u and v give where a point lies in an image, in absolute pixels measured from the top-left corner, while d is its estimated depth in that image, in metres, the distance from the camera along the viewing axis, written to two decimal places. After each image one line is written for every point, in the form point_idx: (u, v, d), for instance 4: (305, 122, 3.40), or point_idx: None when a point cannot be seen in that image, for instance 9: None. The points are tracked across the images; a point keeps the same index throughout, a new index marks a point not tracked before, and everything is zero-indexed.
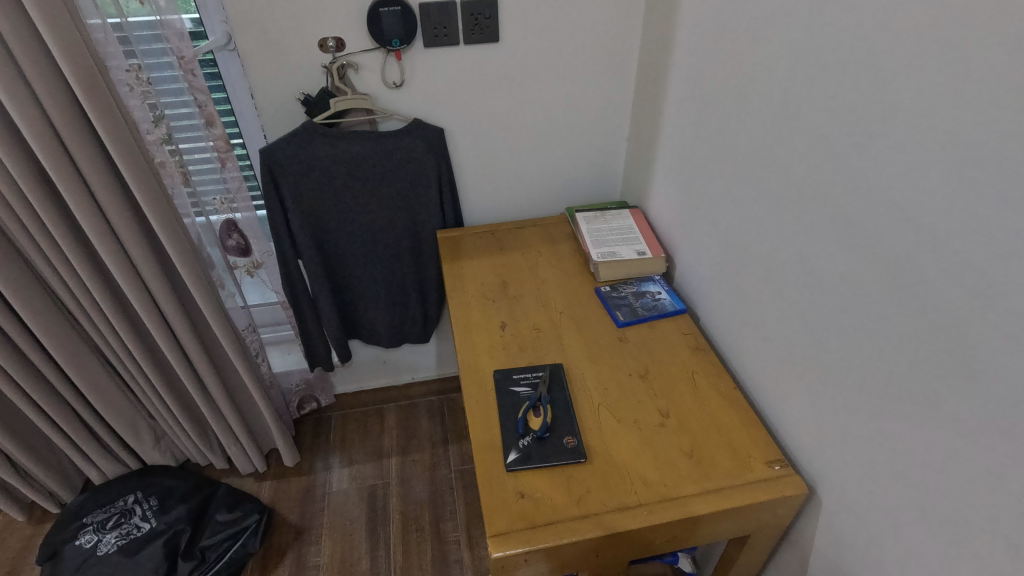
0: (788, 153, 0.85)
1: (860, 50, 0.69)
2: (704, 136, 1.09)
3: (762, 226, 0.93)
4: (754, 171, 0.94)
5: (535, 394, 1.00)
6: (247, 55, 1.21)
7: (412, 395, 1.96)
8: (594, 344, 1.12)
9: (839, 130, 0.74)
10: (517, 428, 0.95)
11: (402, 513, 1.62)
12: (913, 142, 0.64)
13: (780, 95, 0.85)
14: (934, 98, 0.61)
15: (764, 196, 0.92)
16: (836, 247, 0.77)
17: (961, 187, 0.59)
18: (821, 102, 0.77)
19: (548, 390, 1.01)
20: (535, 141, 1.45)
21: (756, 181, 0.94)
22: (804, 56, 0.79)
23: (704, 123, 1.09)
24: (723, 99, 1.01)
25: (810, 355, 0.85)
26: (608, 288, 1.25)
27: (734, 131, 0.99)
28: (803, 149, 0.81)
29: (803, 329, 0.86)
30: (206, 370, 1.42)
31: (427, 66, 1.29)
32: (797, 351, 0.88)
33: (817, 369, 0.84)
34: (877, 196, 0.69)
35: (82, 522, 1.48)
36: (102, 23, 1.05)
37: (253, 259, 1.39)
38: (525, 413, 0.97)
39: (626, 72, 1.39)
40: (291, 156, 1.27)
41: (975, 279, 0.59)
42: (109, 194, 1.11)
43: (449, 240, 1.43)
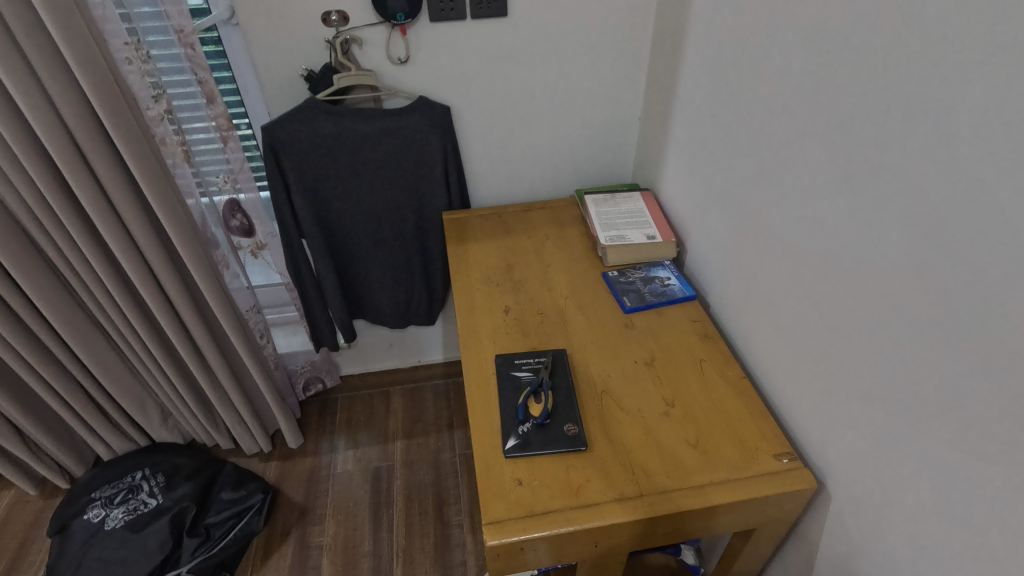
0: (804, 131, 0.80)
1: (884, 18, 0.64)
2: (717, 116, 1.04)
3: (775, 209, 0.89)
4: (769, 150, 0.89)
5: (537, 381, 0.98)
6: (249, 30, 1.18)
7: (418, 378, 1.95)
8: (600, 329, 1.09)
9: (860, 106, 0.70)
10: (516, 415, 0.93)
11: (405, 496, 1.62)
12: (941, 116, 0.59)
13: (798, 69, 0.80)
14: (965, 69, 0.56)
15: (779, 177, 0.87)
16: (854, 231, 0.73)
17: (991, 166, 0.54)
18: (841, 76, 0.72)
19: (550, 376, 0.99)
20: (544, 121, 1.41)
21: (771, 161, 0.89)
22: (823, 26, 0.74)
23: (718, 101, 1.04)
24: (739, 75, 0.96)
25: (823, 345, 0.81)
26: (615, 272, 1.22)
27: (749, 108, 0.94)
28: (820, 126, 0.77)
29: (816, 318, 0.82)
30: (210, 350, 1.41)
31: (433, 42, 1.25)
32: (809, 340, 0.84)
33: (829, 359, 0.80)
34: (899, 177, 0.65)
35: (90, 497, 1.50)
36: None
37: (256, 240, 1.39)
38: (524, 399, 0.94)
39: (640, 48, 1.33)
40: (294, 133, 1.25)
41: (1004, 267, 0.54)
42: (110, 171, 1.09)
43: (454, 222, 1.41)
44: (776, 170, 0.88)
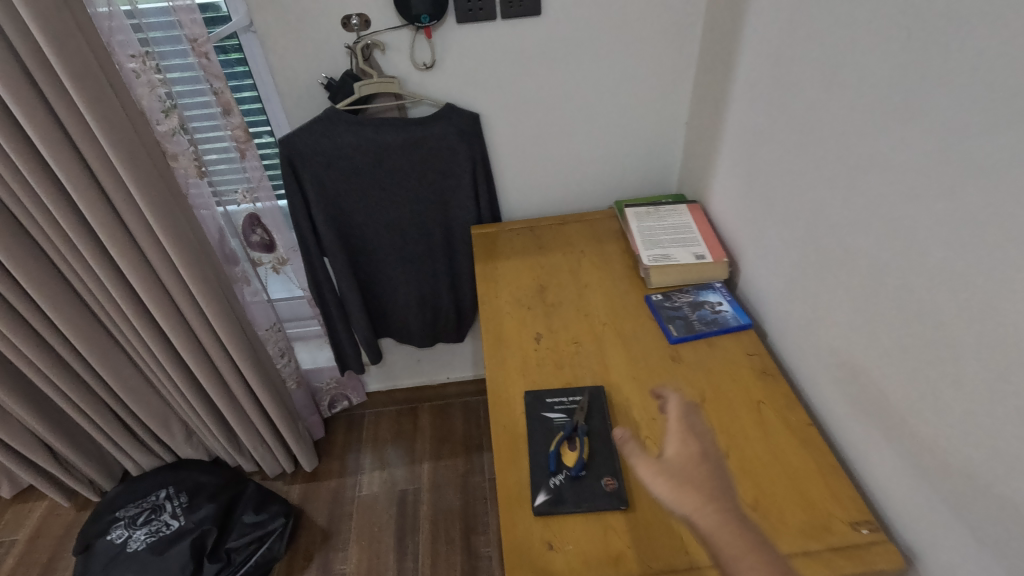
0: (892, 144, 0.67)
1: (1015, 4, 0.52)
2: (778, 123, 0.92)
3: (850, 232, 0.76)
4: (841, 164, 0.77)
5: (571, 425, 0.87)
6: (266, 36, 1.11)
7: (447, 396, 1.86)
8: (642, 363, 0.98)
9: (974, 113, 0.57)
10: (548, 466, 0.82)
11: (432, 522, 1.54)
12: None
13: (889, 71, 0.67)
14: None
15: (852, 198, 0.75)
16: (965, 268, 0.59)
17: None
18: (952, 78, 0.59)
19: (586, 420, 0.88)
20: (581, 127, 1.30)
21: (848, 176, 0.76)
22: (930, 17, 0.61)
23: (779, 105, 0.91)
24: (805, 77, 0.84)
25: (915, 397, 0.68)
26: (659, 296, 1.10)
27: (819, 114, 0.81)
28: (919, 137, 0.63)
29: (902, 362, 0.70)
30: (229, 370, 1.36)
31: (460, 45, 1.16)
32: (898, 391, 0.71)
33: (925, 415, 0.67)
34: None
35: (115, 516, 1.47)
36: (109, 8, 0.97)
37: (278, 255, 1.34)
38: (557, 447, 0.84)
39: (688, 46, 1.21)
40: (313, 145, 1.18)
41: None
42: (119, 189, 1.03)
43: (483, 237, 1.31)
44: (853, 189, 0.75)
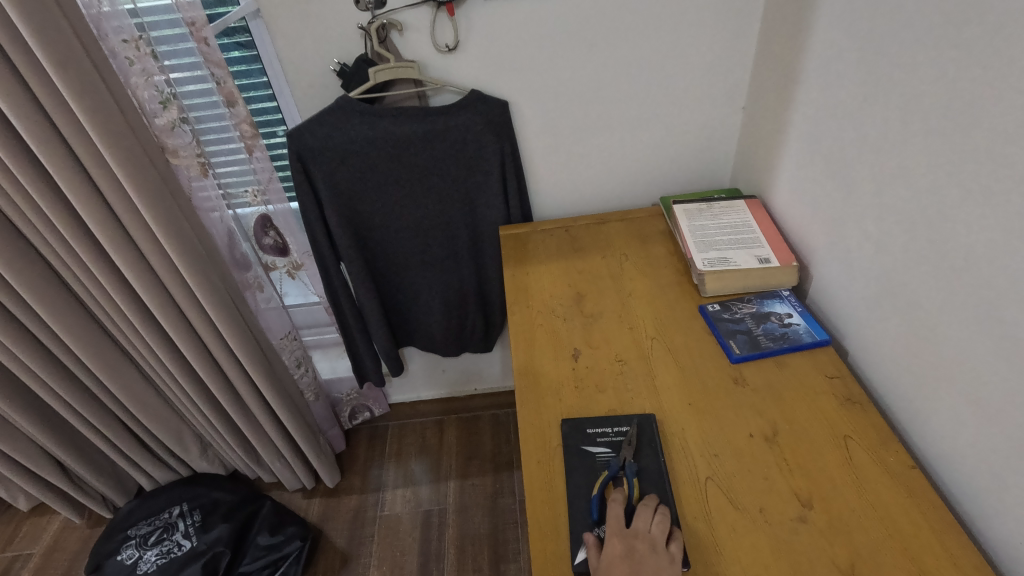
0: None
1: None
2: (880, 99, 0.75)
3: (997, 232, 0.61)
4: (985, 143, 0.61)
5: (617, 468, 0.73)
6: (275, 20, 1.01)
7: (475, 408, 1.74)
8: (698, 385, 0.84)
9: None
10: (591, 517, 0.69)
11: (458, 548, 1.42)
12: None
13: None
14: None
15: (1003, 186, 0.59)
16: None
17: None
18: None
19: (639, 460, 0.74)
20: (623, 116, 1.16)
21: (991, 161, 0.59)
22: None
23: (882, 77, 0.75)
24: (922, 40, 0.68)
25: None
26: (715, 306, 0.95)
27: (946, 84, 0.65)
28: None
29: None
30: (242, 384, 1.26)
31: (487, 24, 1.04)
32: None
33: None
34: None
35: (126, 534, 1.40)
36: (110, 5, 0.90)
37: (292, 260, 1.23)
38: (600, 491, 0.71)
39: (749, 18, 1.06)
40: (325, 139, 1.07)
41: None
42: (116, 191, 0.94)
43: (512, 238, 1.18)
44: (1013, 172, 0.58)
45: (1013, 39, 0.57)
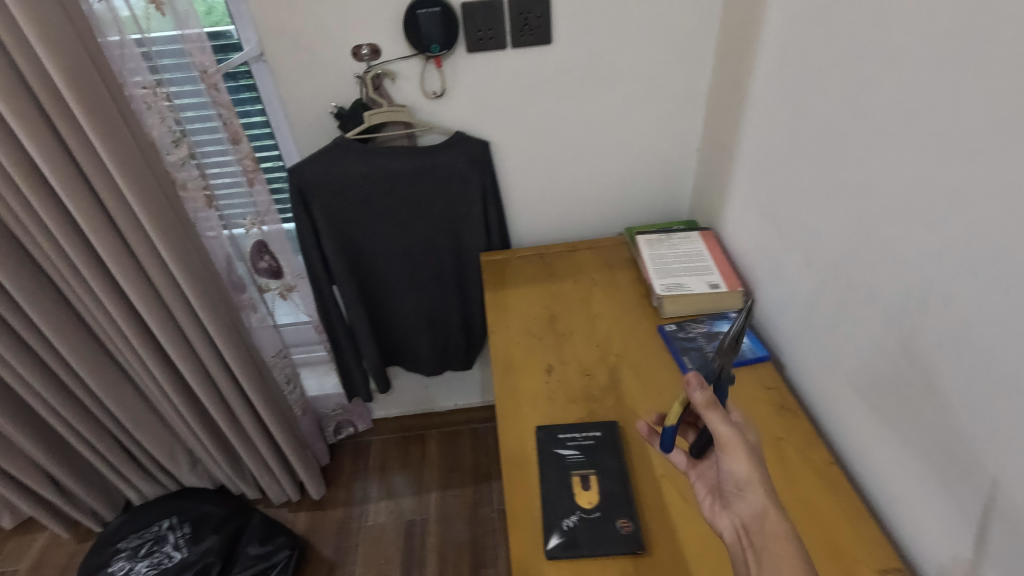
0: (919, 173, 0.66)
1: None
2: (801, 152, 0.90)
3: None
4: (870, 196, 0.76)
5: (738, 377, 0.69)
6: (278, 66, 1.12)
7: (456, 422, 1.83)
8: (656, 395, 0.96)
9: (991, 143, 0.57)
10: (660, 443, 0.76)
11: (440, 555, 1.51)
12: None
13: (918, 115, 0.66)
14: None
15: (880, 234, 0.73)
16: (983, 336, 0.60)
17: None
18: (980, 134, 0.58)
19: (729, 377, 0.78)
20: (591, 155, 1.30)
21: (868, 228, 0.75)
22: (956, 53, 0.60)
23: (801, 138, 0.90)
24: (829, 104, 0.82)
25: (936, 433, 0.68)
26: (672, 325, 1.07)
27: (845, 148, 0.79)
28: (942, 198, 0.63)
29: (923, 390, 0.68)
30: (236, 399, 1.34)
31: (470, 74, 1.16)
32: (941, 441, 0.67)
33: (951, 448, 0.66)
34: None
35: (117, 547, 1.44)
36: (121, 37, 0.98)
37: (285, 282, 1.32)
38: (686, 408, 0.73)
39: (700, 73, 1.21)
40: (322, 174, 1.17)
41: None
42: (128, 220, 1.03)
43: (493, 264, 1.30)
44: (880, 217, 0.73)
45: (882, 114, 0.71)
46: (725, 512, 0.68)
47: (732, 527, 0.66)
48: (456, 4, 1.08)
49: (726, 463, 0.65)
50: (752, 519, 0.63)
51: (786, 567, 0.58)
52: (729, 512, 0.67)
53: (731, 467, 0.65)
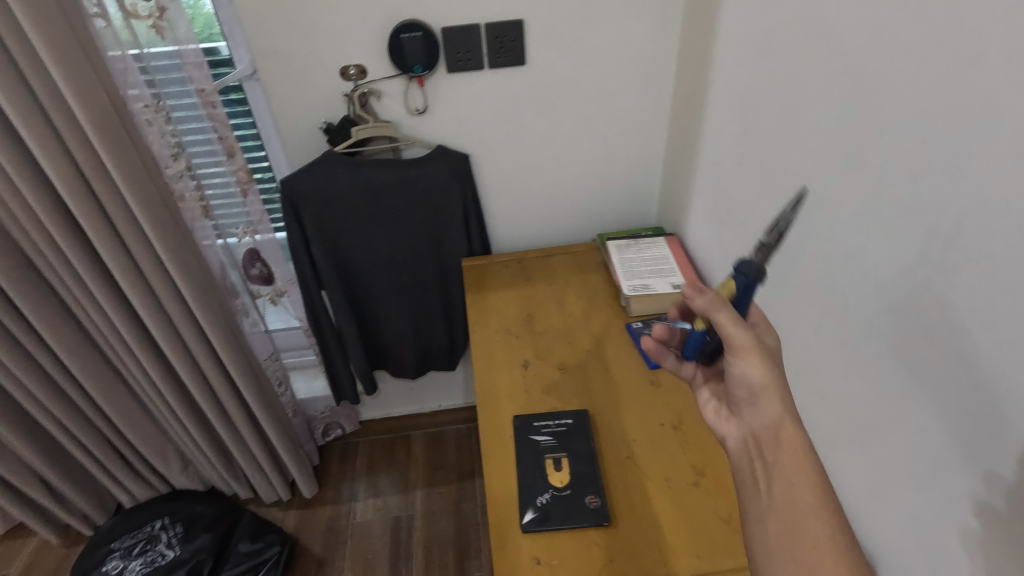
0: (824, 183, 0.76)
1: (897, 75, 0.63)
2: (744, 164, 1.00)
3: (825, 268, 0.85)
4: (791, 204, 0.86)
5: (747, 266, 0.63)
6: (270, 84, 1.20)
7: (440, 423, 1.90)
8: (624, 386, 1.04)
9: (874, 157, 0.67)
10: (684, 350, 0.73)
11: (425, 549, 1.57)
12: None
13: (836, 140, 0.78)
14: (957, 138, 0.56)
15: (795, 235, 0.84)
16: (864, 321, 0.71)
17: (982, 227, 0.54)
18: (866, 150, 0.68)
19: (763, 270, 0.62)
20: (564, 167, 1.39)
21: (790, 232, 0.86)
22: (849, 80, 0.70)
23: (745, 154, 1.00)
24: (766, 121, 0.91)
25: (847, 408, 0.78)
26: (639, 323, 1.17)
27: (775, 161, 0.90)
28: (842, 209, 0.73)
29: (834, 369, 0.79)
30: (228, 399, 1.40)
31: (450, 93, 1.25)
32: (855, 425, 0.76)
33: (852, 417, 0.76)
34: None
35: (110, 547, 1.48)
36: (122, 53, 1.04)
37: (276, 287, 1.39)
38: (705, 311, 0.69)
39: (663, 91, 1.31)
40: (312, 185, 1.25)
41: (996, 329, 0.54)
42: (131, 228, 1.11)
43: (474, 269, 1.38)
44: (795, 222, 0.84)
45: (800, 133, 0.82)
46: (734, 419, 0.66)
47: (741, 434, 0.64)
48: (437, 28, 1.17)
49: (738, 369, 0.61)
50: (766, 429, 0.60)
51: (799, 481, 0.56)
52: (741, 420, 0.64)
53: (745, 373, 0.61)
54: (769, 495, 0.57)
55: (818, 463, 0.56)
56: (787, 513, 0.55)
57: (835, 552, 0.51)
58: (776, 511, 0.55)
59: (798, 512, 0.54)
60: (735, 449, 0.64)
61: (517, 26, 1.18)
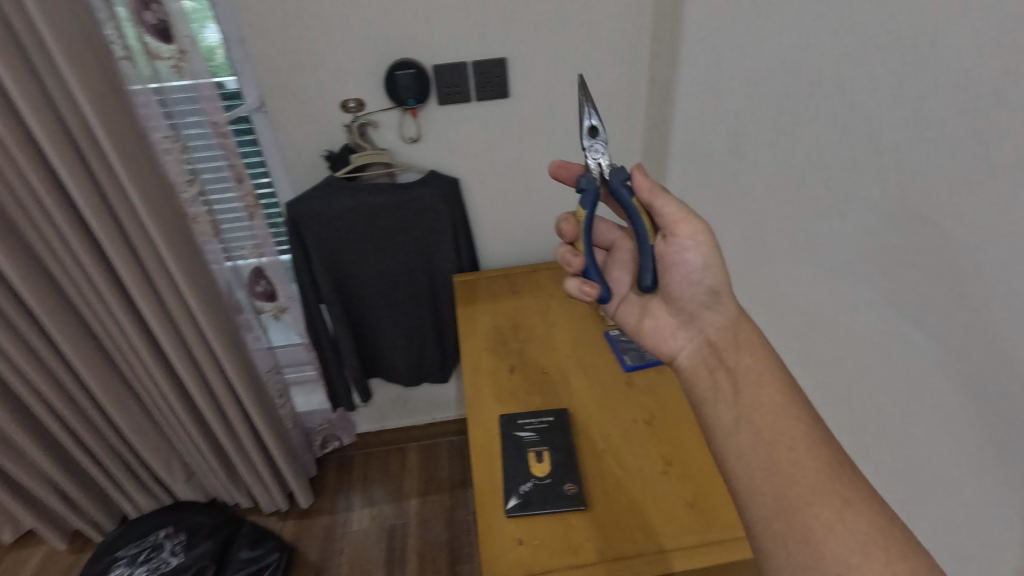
0: None
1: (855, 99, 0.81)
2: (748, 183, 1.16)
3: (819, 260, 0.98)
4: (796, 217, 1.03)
5: (595, 184, 0.79)
6: (276, 116, 1.32)
7: (433, 435, 1.98)
8: (600, 388, 1.14)
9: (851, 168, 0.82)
10: (601, 296, 0.79)
11: (419, 554, 1.63)
12: None
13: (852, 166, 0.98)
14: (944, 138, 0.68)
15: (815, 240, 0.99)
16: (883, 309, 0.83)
17: None
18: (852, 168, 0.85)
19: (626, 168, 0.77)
20: (547, 189, 1.51)
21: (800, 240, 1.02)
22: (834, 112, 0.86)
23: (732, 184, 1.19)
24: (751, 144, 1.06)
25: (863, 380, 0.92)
26: (616, 331, 1.26)
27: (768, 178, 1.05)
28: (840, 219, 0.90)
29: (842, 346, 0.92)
30: (233, 408, 1.48)
31: (441, 123, 1.37)
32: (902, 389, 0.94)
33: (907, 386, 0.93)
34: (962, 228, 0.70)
35: (115, 556, 1.54)
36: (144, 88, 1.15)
37: (279, 303, 1.48)
38: (587, 237, 0.81)
39: (637, 119, 1.43)
40: (314, 208, 1.35)
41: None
42: (148, 248, 1.21)
43: (464, 284, 1.48)
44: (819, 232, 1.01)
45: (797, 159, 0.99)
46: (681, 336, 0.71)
47: (694, 345, 0.69)
48: (428, 66, 1.30)
49: (695, 255, 0.70)
50: (724, 335, 0.67)
51: (765, 380, 0.60)
52: (690, 330, 0.70)
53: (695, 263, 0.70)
54: (736, 401, 0.60)
55: (776, 359, 0.62)
56: (755, 416, 0.58)
57: (809, 445, 0.55)
58: (745, 418, 0.58)
59: (768, 415, 0.57)
60: (689, 365, 0.68)
61: (501, 63, 1.31)
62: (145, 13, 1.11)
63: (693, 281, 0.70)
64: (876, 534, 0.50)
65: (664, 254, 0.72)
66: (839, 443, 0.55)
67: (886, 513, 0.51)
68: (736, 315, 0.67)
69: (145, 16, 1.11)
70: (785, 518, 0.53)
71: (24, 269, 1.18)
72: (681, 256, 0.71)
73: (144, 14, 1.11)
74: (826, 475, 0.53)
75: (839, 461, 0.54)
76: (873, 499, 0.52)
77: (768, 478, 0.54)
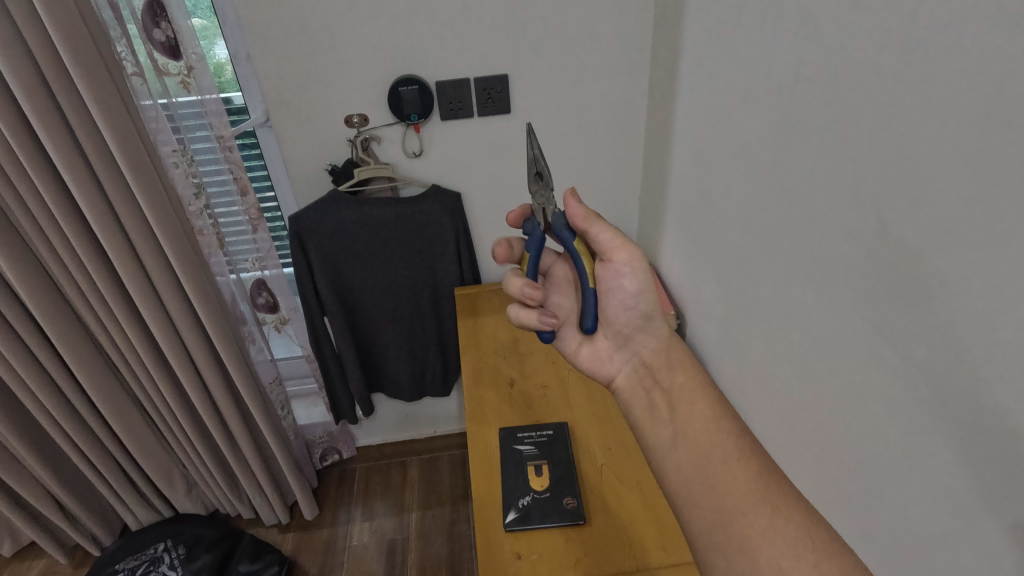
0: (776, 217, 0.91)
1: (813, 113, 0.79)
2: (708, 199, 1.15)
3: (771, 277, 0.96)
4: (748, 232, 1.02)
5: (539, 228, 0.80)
6: (281, 131, 1.34)
7: (434, 448, 1.98)
8: (600, 401, 1.14)
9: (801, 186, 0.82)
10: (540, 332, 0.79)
11: (420, 569, 1.62)
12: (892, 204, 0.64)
13: None
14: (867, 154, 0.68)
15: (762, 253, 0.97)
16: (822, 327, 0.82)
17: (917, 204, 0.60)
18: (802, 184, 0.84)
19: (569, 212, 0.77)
20: None
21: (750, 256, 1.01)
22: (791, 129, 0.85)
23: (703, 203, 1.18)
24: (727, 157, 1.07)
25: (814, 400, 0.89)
26: None
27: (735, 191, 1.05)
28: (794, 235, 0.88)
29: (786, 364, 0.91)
30: (234, 420, 1.49)
31: (443, 138, 1.39)
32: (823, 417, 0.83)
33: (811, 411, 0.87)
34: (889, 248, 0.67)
35: (114, 569, 1.53)
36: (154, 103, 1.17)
37: (280, 315, 1.49)
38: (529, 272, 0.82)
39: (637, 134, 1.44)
40: (317, 222, 1.37)
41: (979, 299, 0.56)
42: (154, 260, 1.22)
43: (465, 297, 1.48)
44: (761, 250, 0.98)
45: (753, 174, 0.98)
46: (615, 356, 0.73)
47: (631, 367, 0.72)
48: (431, 82, 1.32)
49: (633, 280, 0.71)
50: (657, 356, 0.70)
51: (697, 397, 0.63)
52: (625, 353, 0.73)
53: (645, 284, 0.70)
54: (672, 419, 0.62)
55: (705, 375, 0.65)
56: (691, 432, 0.60)
57: (741, 457, 0.57)
58: (681, 434, 0.60)
59: (700, 430, 0.60)
60: (626, 385, 0.71)
61: (503, 79, 1.33)
62: (154, 30, 1.13)
63: (629, 306, 0.72)
64: (804, 538, 0.51)
65: (601, 279, 0.73)
66: (769, 454, 0.58)
67: (814, 516, 0.53)
68: (667, 337, 0.71)
69: (154, 33, 1.13)
70: (723, 531, 0.54)
71: (32, 281, 1.19)
72: (617, 282, 0.72)
73: (153, 31, 1.13)
74: (757, 485, 0.55)
75: (771, 469, 0.56)
76: (803, 503, 0.54)
77: (706, 492, 0.56)
